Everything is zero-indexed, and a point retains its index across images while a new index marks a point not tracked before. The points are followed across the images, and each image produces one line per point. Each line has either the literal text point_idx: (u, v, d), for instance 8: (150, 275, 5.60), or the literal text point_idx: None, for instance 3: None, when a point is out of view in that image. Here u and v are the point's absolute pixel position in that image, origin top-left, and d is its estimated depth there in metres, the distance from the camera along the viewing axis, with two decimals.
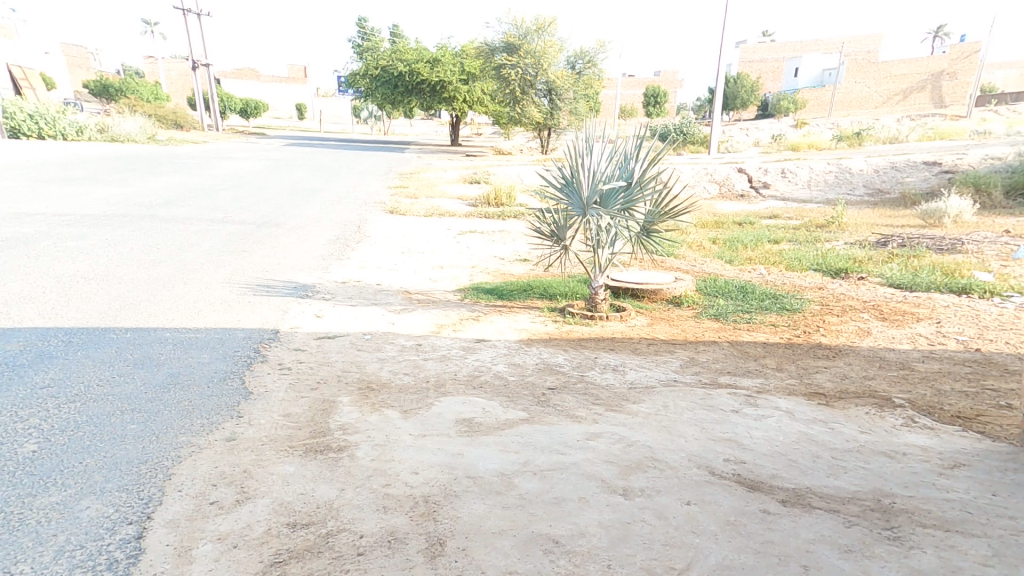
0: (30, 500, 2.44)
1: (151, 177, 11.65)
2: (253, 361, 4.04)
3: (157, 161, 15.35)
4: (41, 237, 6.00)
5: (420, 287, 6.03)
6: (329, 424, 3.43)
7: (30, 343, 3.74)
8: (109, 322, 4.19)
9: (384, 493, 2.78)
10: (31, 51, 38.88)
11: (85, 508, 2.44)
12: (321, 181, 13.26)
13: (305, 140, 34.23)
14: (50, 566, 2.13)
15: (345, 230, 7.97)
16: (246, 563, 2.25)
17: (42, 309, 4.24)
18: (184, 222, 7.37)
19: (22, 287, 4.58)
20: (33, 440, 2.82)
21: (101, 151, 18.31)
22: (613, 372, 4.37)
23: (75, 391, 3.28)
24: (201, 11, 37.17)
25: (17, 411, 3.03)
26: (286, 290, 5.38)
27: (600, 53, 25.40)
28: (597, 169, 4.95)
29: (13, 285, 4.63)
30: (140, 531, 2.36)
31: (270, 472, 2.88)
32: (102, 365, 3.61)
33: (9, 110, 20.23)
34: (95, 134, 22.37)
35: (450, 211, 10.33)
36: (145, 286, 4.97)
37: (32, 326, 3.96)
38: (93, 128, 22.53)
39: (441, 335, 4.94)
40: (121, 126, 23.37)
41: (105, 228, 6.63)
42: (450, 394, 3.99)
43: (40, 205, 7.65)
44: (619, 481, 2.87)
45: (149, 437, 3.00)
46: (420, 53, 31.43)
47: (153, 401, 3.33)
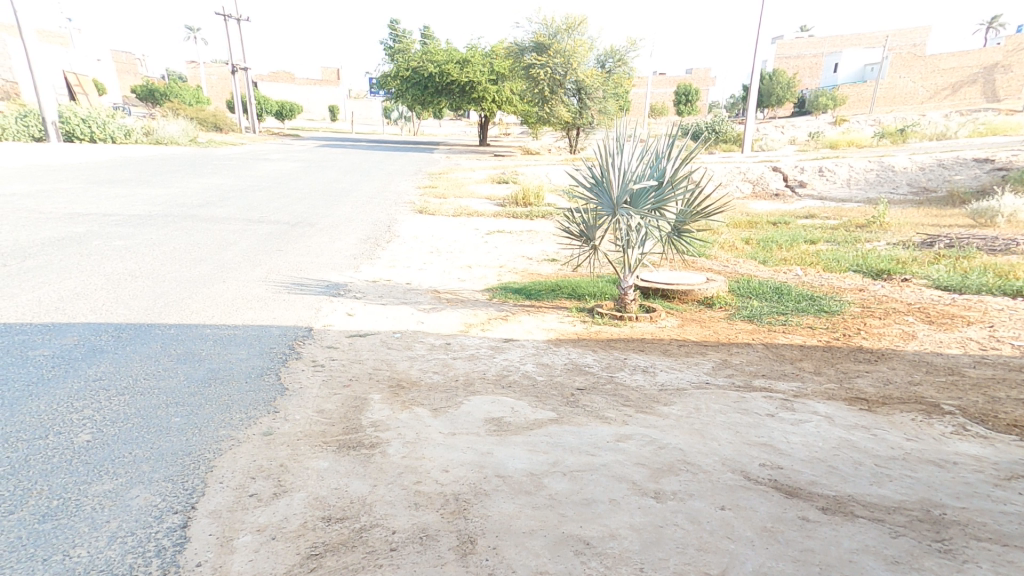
0: (85, 487, 2.55)
1: (191, 178, 12.06)
2: (288, 358, 4.14)
3: (198, 163, 15.85)
4: (93, 236, 6.28)
5: (449, 286, 6.08)
6: (361, 421, 3.49)
7: (83, 338, 3.91)
8: (155, 319, 4.35)
9: (416, 490, 2.82)
10: (85, 59, 40.78)
11: (135, 497, 2.54)
12: (353, 182, 13.50)
13: (338, 141, 35.03)
14: (104, 551, 2.22)
15: (375, 229, 8.08)
16: (284, 555, 2.30)
17: (94, 306, 4.43)
18: (223, 222, 7.59)
19: (76, 284, 4.80)
20: (87, 431, 2.95)
21: (144, 153, 19.00)
22: (643, 373, 4.32)
23: (125, 385, 3.42)
24: (241, 16, 38.26)
25: (72, 403, 3.17)
26: (319, 288, 5.49)
27: (631, 51, 25.14)
28: (628, 169, 4.87)
29: (67, 282, 4.85)
30: (185, 520, 2.45)
31: (305, 467, 2.95)
32: (148, 360, 3.75)
33: (64, 115, 21.20)
34: (141, 137, 23.34)
35: (478, 210, 10.39)
36: (187, 284, 5.14)
37: (85, 322, 4.15)
38: (139, 131, 23.54)
39: (469, 334, 4.97)
40: (165, 129, 24.26)
41: (150, 228, 6.87)
42: (479, 393, 4.01)
43: (90, 206, 8.00)
44: (650, 484, 2.84)
45: (192, 430, 3.11)
46: (450, 54, 31.65)
47: (195, 395, 3.45)
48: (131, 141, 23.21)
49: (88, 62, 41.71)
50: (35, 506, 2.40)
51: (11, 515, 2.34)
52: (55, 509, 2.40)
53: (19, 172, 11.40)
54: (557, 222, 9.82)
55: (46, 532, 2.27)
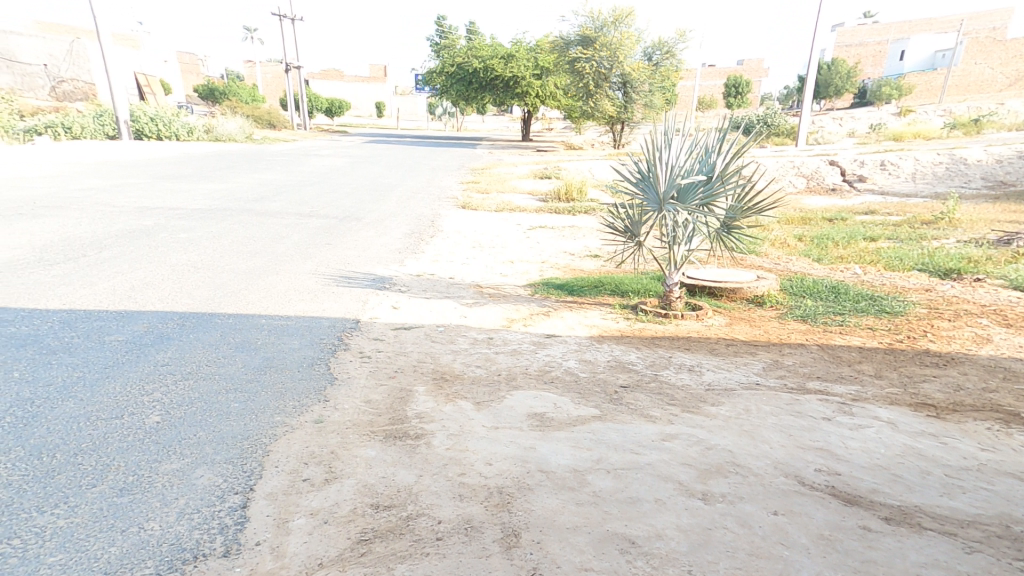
0: (156, 465, 2.71)
1: (247, 174, 12.55)
2: (337, 349, 4.26)
3: (255, 160, 16.54)
4: (159, 229, 6.63)
5: (491, 281, 6.12)
6: (407, 412, 3.56)
7: (152, 325, 4.14)
8: (215, 308, 4.56)
9: (460, 482, 2.85)
10: (154, 61, 43.08)
11: (200, 476, 2.68)
12: (398, 177, 13.74)
13: (385, 137, 35.78)
14: (174, 526, 2.35)
15: (419, 224, 8.19)
16: (336, 539, 2.38)
17: (161, 295, 4.68)
18: (276, 216, 7.86)
19: (144, 274, 5.08)
20: (157, 412, 3.13)
21: (206, 150, 19.97)
22: (690, 372, 4.23)
23: (189, 370, 3.60)
24: (294, 15, 39.48)
25: (144, 385, 3.37)
26: (366, 281, 5.62)
27: (680, 42, 24.58)
28: (676, 163, 4.75)
29: (136, 271, 5.14)
30: (245, 501, 2.57)
31: (354, 455, 3.04)
32: (210, 347, 3.94)
33: (135, 114, 22.51)
34: (202, 135, 24.45)
35: (521, 206, 10.40)
36: (243, 275, 5.36)
37: (154, 310, 4.39)
38: (201, 129, 24.66)
39: (511, 329, 4.99)
40: (224, 126, 25.35)
41: (209, 221, 7.21)
42: (521, 388, 4.03)
43: (156, 200, 8.44)
44: (698, 485, 2.78)
45: (250, 415, 3.25)
46: (494, 49, 31.76)
47: (252, 381, 3.60)
48: (194, 139, 24.37)
49: (156, 63, 44.14)
50: (113, 480, 2.56)
51: (93, 487, 2.50)
52: (130, 484, 2.55)
53: (95, 168, 12.19)
54: (600, 218, 9.72)
55: (122, 505, 2.42)
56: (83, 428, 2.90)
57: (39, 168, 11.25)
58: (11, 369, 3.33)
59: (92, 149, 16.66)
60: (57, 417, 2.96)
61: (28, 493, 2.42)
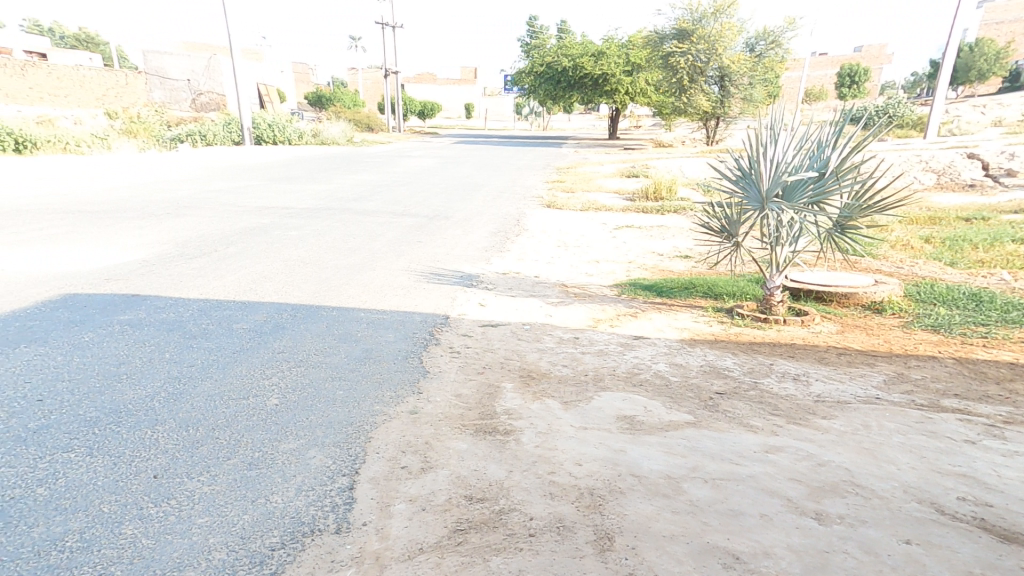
0: (277, 443, 2.92)
1: (347, 175, 13.40)
2: (429, 343, 4.40)
3: (356, 162, 17.59)
4: (273, 226, 7.22)
5: (576, 281, 6.07)
6: (495, 408, 3.60)
7: (270, 315, 4.49)
8: (321, 301, 4.87)
9: (550, 480, 2.83)
10: (270, 72, 47.25)
11: (312, 457, 2.86)
12: (485, 177, 14.04)
13: (473, 138, 36.80)
14: (293, 501, 2.52)
15: (505, 223, 8.31)
16: (434, 526, 2.44)
17: (275, 287, 5.08)
18: (373, 215, 8.31)
19: (261, 268, 5.55)
20: (275, 396, 3.37)
21: (313, 153, 21.53)
22: (795, 381, 3.94)
23: (301, 358, 3.86)
24: (394, 23, 41.68)
25: (264, 370, 3.65)
26: (454, 279, 5.77)
27: (789, 31, 23.19)
28: (782, 160, 4.44)
29: (254, 265, 5.62)
30: (351, 482, 2.70)
31: (447, 446, 3.11)
32: (317, 337, 4.21)
33: (257, 122, 24.85)
34: (310, 139, 26.31)
35: (607, 205, 10.25)
36: (343, 270, 5.69)
37: (271, 301, 4.76)
38: (309, 134, 26.55)
39: (598, 329, 4.90)
40: (329, 131, 27.20)
41: (314, 219, 7.75)
42: (609, 389, 3.94)
43: (270, 199, 9.22)
44: (810, 503, 2.57)
45: (353, 403, 3.43)
46: (585, 47, 31.71)
47: (354, 371, 3.80)
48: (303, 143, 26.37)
49: (273, 75, 48.39)
50: (244, 455, 2.79)
51: (228, 459, 2.74)
52: (257, 460, 2.77)
53: (223, 171, 13.54)
54: (693, 217, 9.36)
55: (251, 478, 2.64)
56: (219, 406, 3.19)
57: (178, 171, 12.68)
58: (160, 350, 3.73)
59: (220, 154, 18.51)
60: (199, 395, 3.27)
61: (178, 459, 2.69)
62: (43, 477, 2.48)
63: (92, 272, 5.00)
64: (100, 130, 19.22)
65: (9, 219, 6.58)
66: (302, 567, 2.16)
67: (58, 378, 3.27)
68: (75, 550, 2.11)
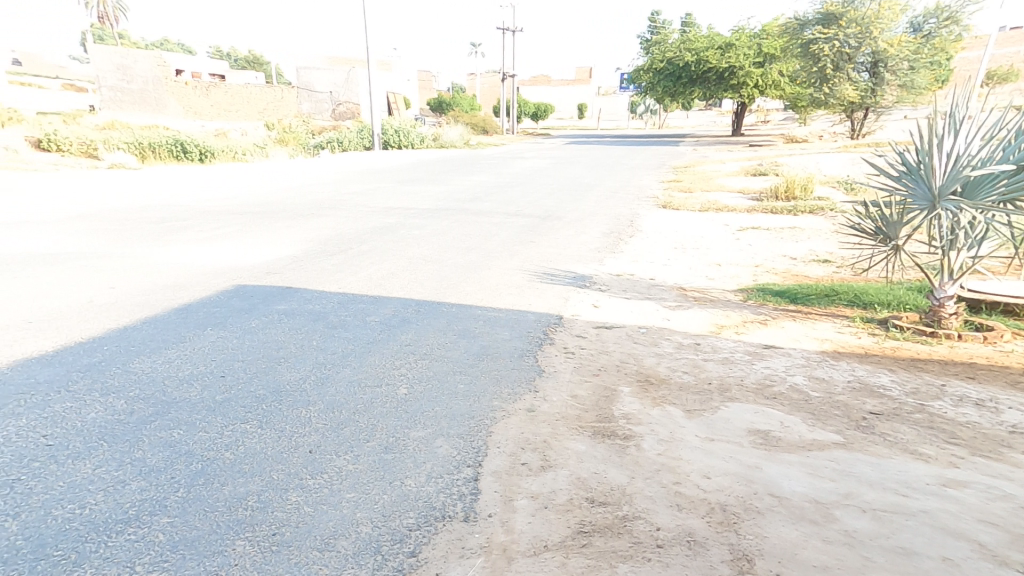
0: (407, 430, 3.02)
1: (463, 177, 13.96)
2: (543, 343, 4.36)
3: (473, 164, 18.19)
4: (398, 226, 7.68)
5: (695, 284, 5.73)
6: (613, 411, 3.44)
7: (398, 309, 4.73)
8: (441, 298, 5.04)
9: (677, 491, 2.63)
10: (397, 83, 50.89)
11: (439, 446, 2.91)
12: (597, 177, 13.89)
13: (586, 138, 37.01)
14: (424, 486, 2.57)
15: (618, 224, 8.12)
16: (557, 525, 2.36)
17: (400, 283, 5.35)
18: (488, 215, 8.53)
19: (388, 264, 5.90)
20: (405, 386, 3.51)
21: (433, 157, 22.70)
22: (974, 407, 3.35)
23: (425, 352, 4.00)
24: (515, 28, 43.06)
25: (394, 361, 3.83)
26: (567, 279, 5.71)
27: (968, 5, 20.91)
28: (962, 153, 3.88)
29: (381, 261, 5.99)
30: (476, 474, 2.70)
31: (565, 446, 3.02)
32: (439, 332, 4.35)
33: (385, 129, 26.71)
34: (431, 143, 27.90)
35: (730, 205, 9.65)
36: (460, 268, 5.87)
37: (399, 296, 5.01)
38: (429, 138, 28.07)
39: (721, 336, 4.56)
40: (448, 134, 28.85)
41: (434, 219, 8.13)
42: (738, 400, 3.61)
43: (395, 201, 9.85)
44: (1005, 553, 2.14)
45: (474, 397, 3.46)
46: (711, 40, 30.63)
47: (474, 367, 3.85)
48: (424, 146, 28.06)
49: (399, 85, 51.91)
50: (380, 439, 2.91)
51: (367, 442, 2.87)
52: (391, 444, 2.88)
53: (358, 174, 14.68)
54: (833, 219, 8.51)
55: (388, 460, 2.74)
56: (357, 391, 3.38)
57: (321, 175, 13.96)
58: (309, 337, 4.04)
59: (353, 158, 20.11)
60: (341, 380, 3.50)
61: (327, 438, 2.87)
62: (227, 443, 2.73)
63: (254, 265, 5.56)
64: (260, 139, 21.76)
65: (194, 218, 7.61)
66: (437, 550, 2.19)
67: (236, 358, 3.63)
68: (253, 510, 2.30)
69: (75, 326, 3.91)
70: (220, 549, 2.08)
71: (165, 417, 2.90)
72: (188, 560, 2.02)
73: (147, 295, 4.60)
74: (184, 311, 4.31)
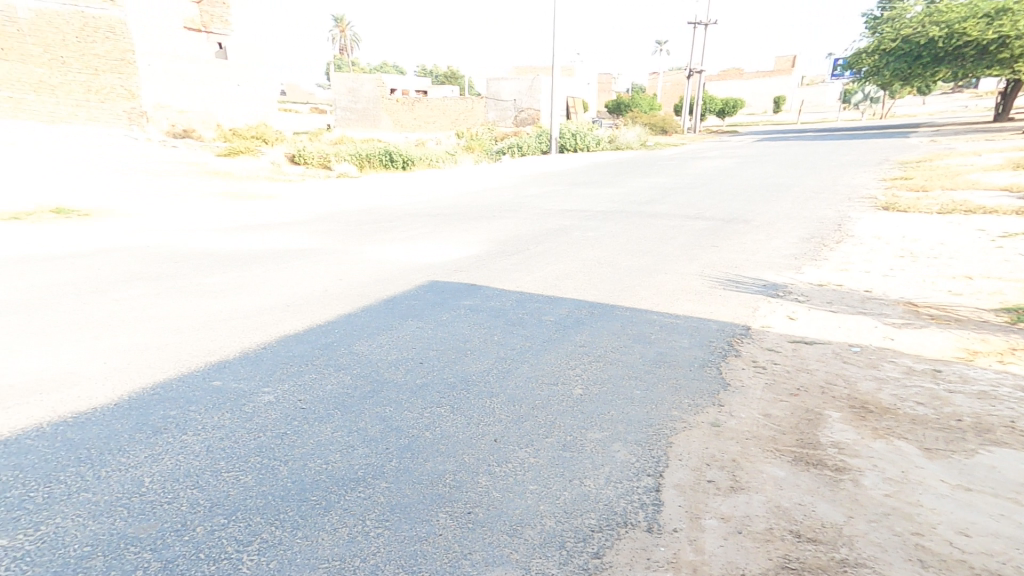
0: (584, 431, 2.94)
1: (640, 178, 13.65)
2: (728, 354, 3.94)
3: (651, 166, 17.50)
4: (573, 228, 7.77)
5: (929, 300, 4.72)
6: (820, 438, 2.93)
7: (571, 310, 4.73)
8: (615, 301, 4.91)
9: (915, 544, 2.12)
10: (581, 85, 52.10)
11: (617, 451, 2.77)
12: (793, 177, 12.47)
13: (784, 134, 33.81)
14: (604, 489, 2.45)
15: (821, 229, 7.14)
16: (756, 555, 2.06)
17: (575, 285, 5.34)
18: (665, 218, 8.19)
19: (564, 266, 5.96)
20: (579, 387, 3.45)
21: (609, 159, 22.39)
22: None
23: (599, 354, 3.90)
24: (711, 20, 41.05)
25: (568, 361, 3.80)
26: (756, 287, 5.14)
27: None
28: None
29: (555, 263, 6.08)
30: (657, 484, 2.50)
31: (760, 469, 2.64)
32: (612, 335, 4.22)
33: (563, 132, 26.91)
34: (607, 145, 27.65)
35: (982, 207, 7.85)
36: (635, 272, 5.68)
37: (571, 298, 5.00)
38: (606, 139, 27.90)
39: (973, 364, 3.65)
40: (625, 135, 28.40)
41: (607, 222, 8.06)
42: (1004, 446, 2.80)
43: (570, 203, 10.03)
44: None
45: (651, 405, 3.25)
46: (970, 10, 26.11)
47: (650, 373, 3.63)
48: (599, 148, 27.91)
49: (582, 88, 52.94)
50: (558, 436, 2.88)
51: (546, 438, 2.86)
52: (569, 443, 2.82)
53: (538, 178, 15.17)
54: None
55: (566, 458, 2.69)
56: (535, 388, 3.41)
57: (503, 181, 14.72)
58: (491, 332, 4.22)
59: (532, 162, 20.85)
60: (519, 375, 3.57)
61: (509, 429, 2.92)
62: (426, 423, 2.93)
63: (445, 263, 6.03)
64: (452, 148, 23.88)
65: (397, 219, 8.65)
66: (622, 556, 2.06)
67: (431, 347, 3.90)
68: (451, 487, 2.42)
69: (321, 309, 4.52)
70: (425, 518, 2.21)
71: (379, 394, 3.20)
72: (402, 522, 2.19)
73: (366, 285, 5.21)
74: (392, 302, 4.75)
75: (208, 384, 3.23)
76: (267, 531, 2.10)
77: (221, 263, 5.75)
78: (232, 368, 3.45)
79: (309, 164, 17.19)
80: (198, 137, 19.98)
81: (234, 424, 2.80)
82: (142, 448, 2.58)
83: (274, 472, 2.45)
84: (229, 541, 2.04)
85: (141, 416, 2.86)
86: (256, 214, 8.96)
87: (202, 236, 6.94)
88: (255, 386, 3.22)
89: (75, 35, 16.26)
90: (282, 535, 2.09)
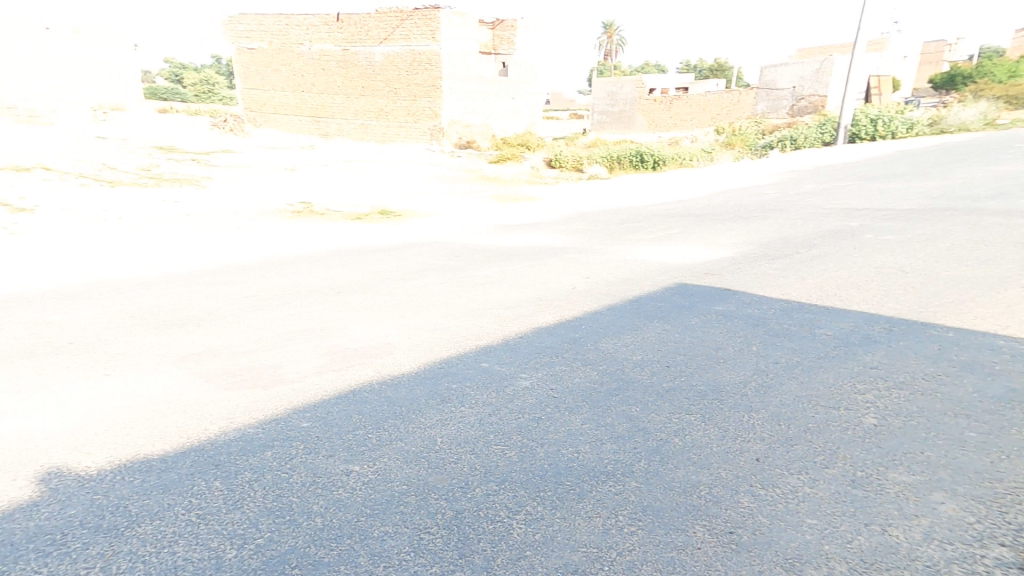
0: (883, 470, 2.31)
1: (972, 168, 10.68)
2: None
3: (997, 153, 13.07)
4: (863, 230, 6.50)
5: None
6: None
7: (858, 326, 3.87)
8: (928, 318, 3.89)
9: None
10: (891, 58, 42.69)
11: (938, 502, 2.09)
12: None
13: None
14: (921, 547, 1.88)
15: None
16: None
17: (866, 296, 4.40)
18: (1011, 219, 6.26)
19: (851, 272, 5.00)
20: (872, 415, 2.75)
21: (929, 145, 17.54)
22: None
23: (901, 379, 3.07)
24: None
25: (854, 383, 3.09)
26: None
27: None
28: None
29: (839, 269, 5.13)
30: (1013, 560, 1.81)
31: None
32: (923, 359, 3.30)
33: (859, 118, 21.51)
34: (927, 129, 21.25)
35: None
36: (960, 284, 4.44)
37: (860, 311, 4.12)
38: (926, 122, 21.46)
39: None
40: (959, 115, 21.33)
41: (914, 223, 6.52)
42: None
43: (861, 200, 8.46)
44: None
45: (993, 452, 2.39)
46: None
47: (990, 413, 2.69)
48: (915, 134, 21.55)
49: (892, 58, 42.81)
50: (844, 468, 2.33)
51: (826, 468, 2.34)
52: (860, 479, 2.26)
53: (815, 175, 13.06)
54: None
55: (857, 497, 2.15)
56: (809, 409, 2.83)
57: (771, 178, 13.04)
58: (749, 342, 3.73)
59: (811, 155, 17.91)
60: (786, 392, 3.03)
61: (778, 450, 2.49)
62: (677, 429, 2.68)
63: (695, 265, 5.71)
64: (710, 146, 22.28)
65: (647, 220, 8.54)
66: None
67: (678, 352, 3.62)
68: (708, 501, 2.15)
69: (571, 303, 4.67)
70: (681, 527, 2.01)
71: (625, 393, 3.07)
72: (657, 526, 2.02)
73: (612, 284, 5.22)
74: (637, 303, 4.65)
75: (478, 364, 3.45)
76: (531, 505, 2.14)
77: (489, 256, 6.44)
78: (496, 352, 3.64)
79: (564, 167, 18.14)
80: (478, 147, 22.11)
81: (497, 401, 2.96)
82: (434, 412, 2.84)
83: (533, 450, 2.51)
84: (502, 505, 2.14)
85: (431, 384, 3.18)
86: (519, 214, 10.02)
87: (475, 233, 8.11)
88: (513, 370, 3.36)
89: (406, 69, 21.09)
90: (543, 512, 2.10)
